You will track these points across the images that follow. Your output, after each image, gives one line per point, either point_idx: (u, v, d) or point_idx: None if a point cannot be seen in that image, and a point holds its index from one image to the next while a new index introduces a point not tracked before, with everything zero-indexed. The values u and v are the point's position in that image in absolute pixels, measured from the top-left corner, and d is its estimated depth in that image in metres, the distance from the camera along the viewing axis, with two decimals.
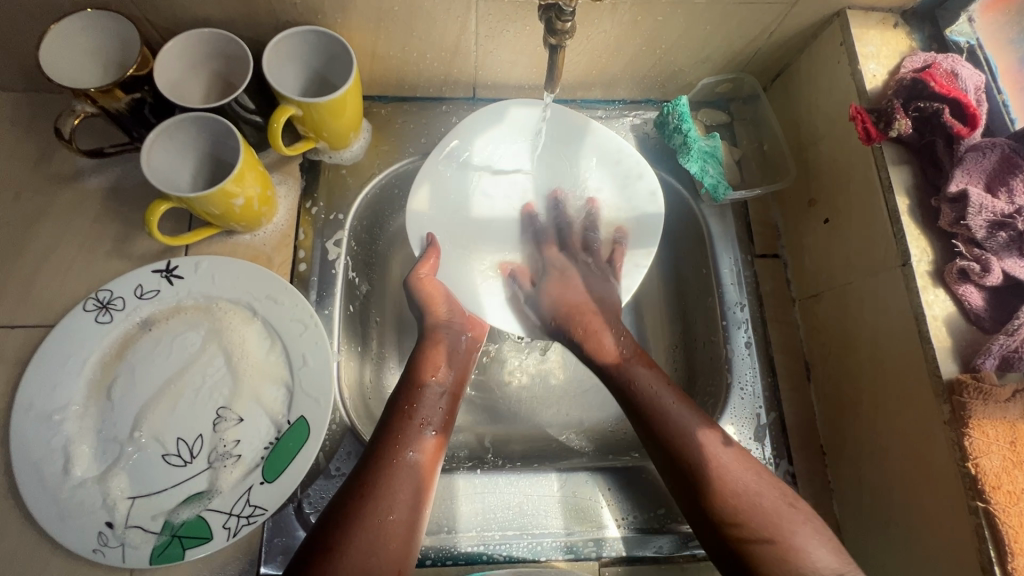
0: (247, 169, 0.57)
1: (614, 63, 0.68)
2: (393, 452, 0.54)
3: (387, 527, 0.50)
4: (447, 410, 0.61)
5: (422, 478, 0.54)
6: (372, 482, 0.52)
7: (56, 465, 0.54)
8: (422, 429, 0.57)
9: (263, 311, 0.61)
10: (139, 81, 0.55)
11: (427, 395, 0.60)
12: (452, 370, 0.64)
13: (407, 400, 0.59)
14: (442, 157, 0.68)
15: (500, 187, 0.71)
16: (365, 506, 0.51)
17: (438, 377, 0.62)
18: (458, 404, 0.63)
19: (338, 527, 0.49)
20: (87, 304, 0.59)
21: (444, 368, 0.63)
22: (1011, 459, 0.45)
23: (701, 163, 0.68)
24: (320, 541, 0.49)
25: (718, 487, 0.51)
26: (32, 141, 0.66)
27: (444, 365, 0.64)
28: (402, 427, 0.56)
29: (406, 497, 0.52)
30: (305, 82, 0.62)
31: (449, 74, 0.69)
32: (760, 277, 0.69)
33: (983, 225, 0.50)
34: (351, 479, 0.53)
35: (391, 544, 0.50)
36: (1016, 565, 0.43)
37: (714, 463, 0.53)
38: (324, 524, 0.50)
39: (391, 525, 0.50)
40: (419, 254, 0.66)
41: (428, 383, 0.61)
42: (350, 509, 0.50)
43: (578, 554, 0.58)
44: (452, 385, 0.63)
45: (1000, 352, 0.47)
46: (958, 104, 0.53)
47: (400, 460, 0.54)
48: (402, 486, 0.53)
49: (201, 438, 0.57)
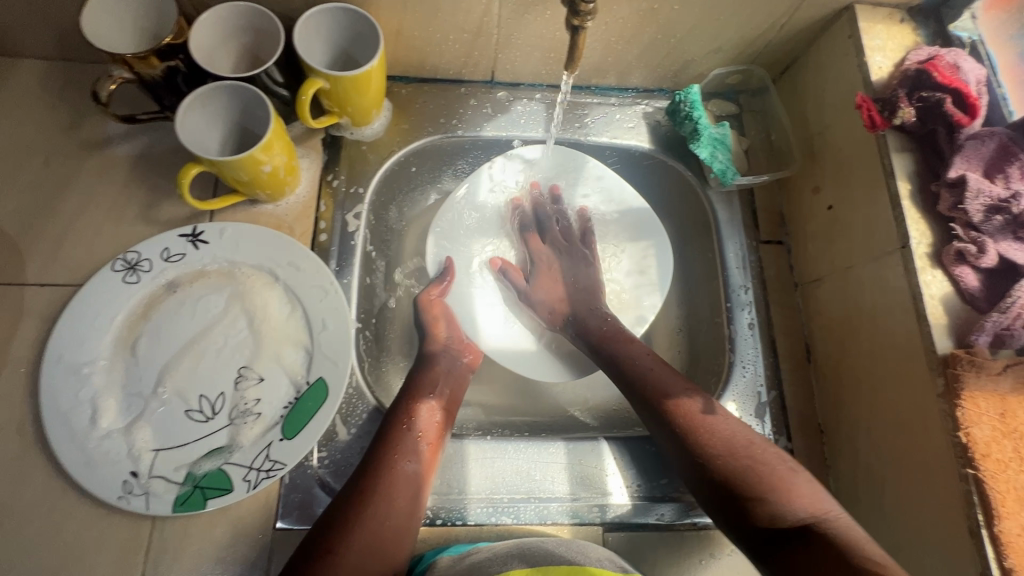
0: (275, 138, 0.59)
1: (629, 51, 0.70)
2: (392, 460, 0.55)
3: (386, 531, 0.52)
4: (443, 420, 0.61)
5: (418, 486, 0.55)
6: (371, 487, 0.53)
7: (84, 416, 0.56)
8: (420, 439, 0.58)
9: (285, 278, 0.63)
10: (175, 50, 0.57)
11: (425, 407, 0.60)
12: (449, 383, 0.64)
13: (405, 411, 0.59)
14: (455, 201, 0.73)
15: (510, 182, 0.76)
16: (364, 511, 0.52)
17: (436, 389, 0.62)
18: (451, 419, 0.62)
19: (337, 529, 0.51)
20: (115, 265, 0.61)
21: (439, 386, 0.63)
22: (1000, 429, 0.48)
23: (711, 149, 0.71)
24: (320, 541, 0.50)
25: (717, 447, 0.54)
26: (64, 108, 0.68)
27: (439, 384, 0.63)
28: (398, 438, 0.57)
29: (405, 504, 0.53)
30: (331, 58, 0.65)
31: (470, 57, 0.71)
32: (764, 262, 0.71)
33: (980, 209, 0.52)
34: (350, 484, 0.54)
35: (390, 549, 0.51)
36: (1003, 529, 0.45)
37: (728, 443, 0.54)
38: (325, 526, 0.51)
39: (389, 530, 0.52)
40: (436, 275, 0.71)
41: (426, 399, 0.61)
42: (350, 516, 0.51)
43: (582, 519, 0.60)
44: (446, 398, 0.63)
45: (993, 329, 0.50)
46: (959, 94, 0.56)
47: (398, 468, 0.55)
48: (400, 492, 0.54)
49: (223, 396, 0.59)
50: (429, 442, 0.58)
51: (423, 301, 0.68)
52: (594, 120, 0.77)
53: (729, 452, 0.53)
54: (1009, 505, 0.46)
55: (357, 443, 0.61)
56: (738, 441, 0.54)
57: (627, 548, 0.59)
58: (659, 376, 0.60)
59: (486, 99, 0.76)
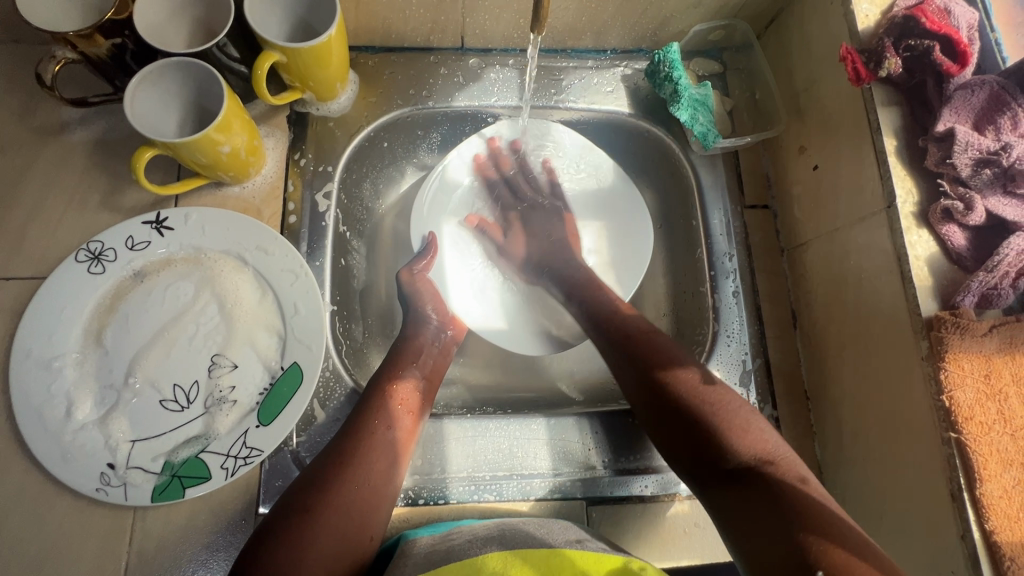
0: (232, 117, 0.56)
1: (605, 8, 0.67)
2: (372, 427, 0.54)
3: (363, 494, 0.51)
4: (424, 392, 0.60)
5: (397, 452, 0.55)
6: (351, 453, 0.52)
7: (58, 409, 0.55)
8: (400, 408, 0.57)
9: (254, 261, 0.62)
10: (119, 26, 0.53)
11: (407, 378, 0.60)
12: (433, 355, 0.63)
13: (387, 379, 0.59)
14: (436, 178, 0.71)
15: (480, 154, 0.73)
16: (343, 474, 0.51)
17: (419, 360, 0.62)
18: (434, 390, 0.62)
19: (315, 491, 0.50)
20: (79, 255, 0.60)
21: (421, 358, 0.62)
22: (985, 392, 0.46)
23: (692, 111, 0.68)
24: (298, 501, 0.49)
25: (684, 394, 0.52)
26: (16, 94, 0.65)
27: (420, 357, 0.62)
28: (378, 405, 0.56)
29: (382, 468, 0.53)
30: (288, 30, 0.62)
31: (436, 22, 0.68)
32: (750, 227, 0.70)
33: (968, 163, 0.50)
34: (328, 451, 0.53)
35: (366, 510, 0.50)
36: (985, 491, 0.45)
37: (693, 385, 0.53)
38: (302, 488, 0.50)
39: (367, 492, 0.51)
40: (420, 251, 0.69)
41: (408, 369, 0.60)
42: (327, 479, 0.51)
43: (564, 493, 0.60)
44: (429, 369, 0.62)
45: (980, 289, 0.48)
46: (948, 41, 0.52)
47: (378, 436, 0.54)
48: (379, 456, 0.53)
49: (197, 384, 0.58)
50: (409, 412, 0.57)
51: (404, 278, 0.66)
52: (571, 84, 0.73)
53: (687, 387, 0.53)
54: (990, 467, 0.45)
55: (334, 425, 0.61)
56: (697, 380, 0.53)
57: (610, 523, 0.59)
58: (700, 390, 0.52)
59: (457, 67, 0.73)
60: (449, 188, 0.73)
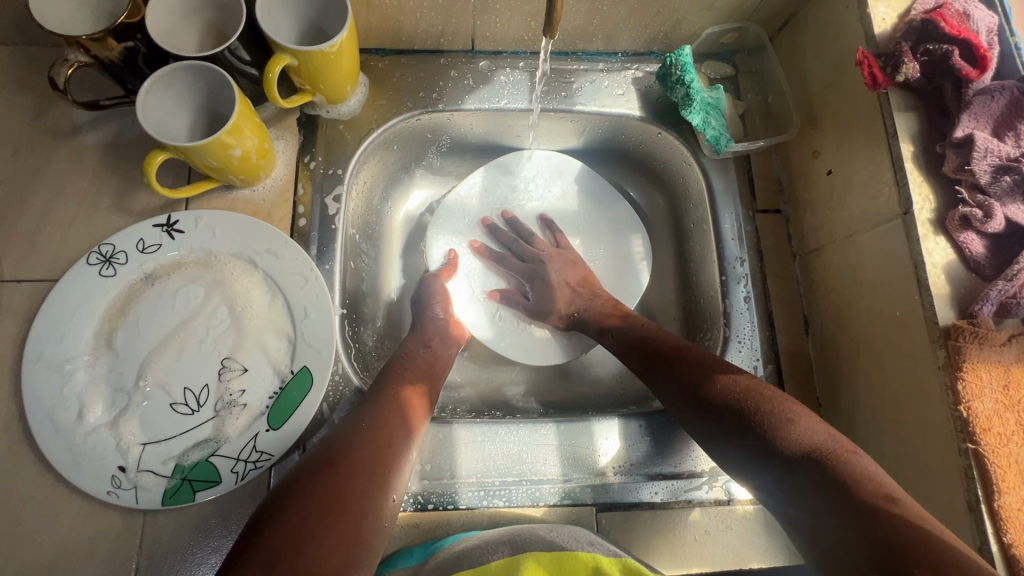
0: (243, 120, 0.56)
1: (617, 10, 0.66)
2: (387, 403, 0.55)
3: (384, 456, 0.50)
4: (431, 382, 0.61)
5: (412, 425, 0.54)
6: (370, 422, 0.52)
7: (70, 411, 0.55)
8: (409, 391, 0.57)
9: (264, 265, 0.62)
10: (131, 29, 0.53)
11: (415, 369, 0.60)
12: (442, 342, 0.65)
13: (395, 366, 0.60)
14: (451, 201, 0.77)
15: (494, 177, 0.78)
16: (365, 437, 0.50)
17: (425, 354, 0.63)
18: (438, 381, 0.62)
19: (339, 449, 0.48)
20: (90, 257, 0.60)
21: (427, 348, 0.63)
22: (1003, 402, 0.46)
23: (704, 115, 0.67)
24: (322, 458, 0.47)
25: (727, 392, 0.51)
26: (28, 96, 0.65)
27: (425, 348, 0.63)
28: (389, 385, 0.57)
29: (400, 435, 0.52)
30: (299, 33, 0.61)
31: (447, 24, 0.68)
32: (762, 232, 0.69)
33: (987, 169, 0.49)
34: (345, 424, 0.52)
35: (388, 472, 0.49)
36: (1003, 504, 0.44)
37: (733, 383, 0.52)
38: (323, 450, 0.49)
39: (388, 454, 0.50)
40: (438, 267, 0.74)
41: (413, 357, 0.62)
42: (350, 440, 0.50)
43: (575, 499, 0.60)
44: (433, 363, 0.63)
45: (999, 297, 0.47)
46: (968, 46, 0.52)
47: (393, 408, 0.54)
48: (396, 426, 0.53)
49: (207, 388, 0.58)
50: (418, 396, 0.58)
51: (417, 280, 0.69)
52: (581, 87, 0.72)
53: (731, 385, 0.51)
54: (1010, 479, 0.44)
55: None
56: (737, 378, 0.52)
57: (620, 529, 0.59)
58: (745, 392, 0.50)
59: (467, 70, 0.72)
60: (464, 210, 0.77)
